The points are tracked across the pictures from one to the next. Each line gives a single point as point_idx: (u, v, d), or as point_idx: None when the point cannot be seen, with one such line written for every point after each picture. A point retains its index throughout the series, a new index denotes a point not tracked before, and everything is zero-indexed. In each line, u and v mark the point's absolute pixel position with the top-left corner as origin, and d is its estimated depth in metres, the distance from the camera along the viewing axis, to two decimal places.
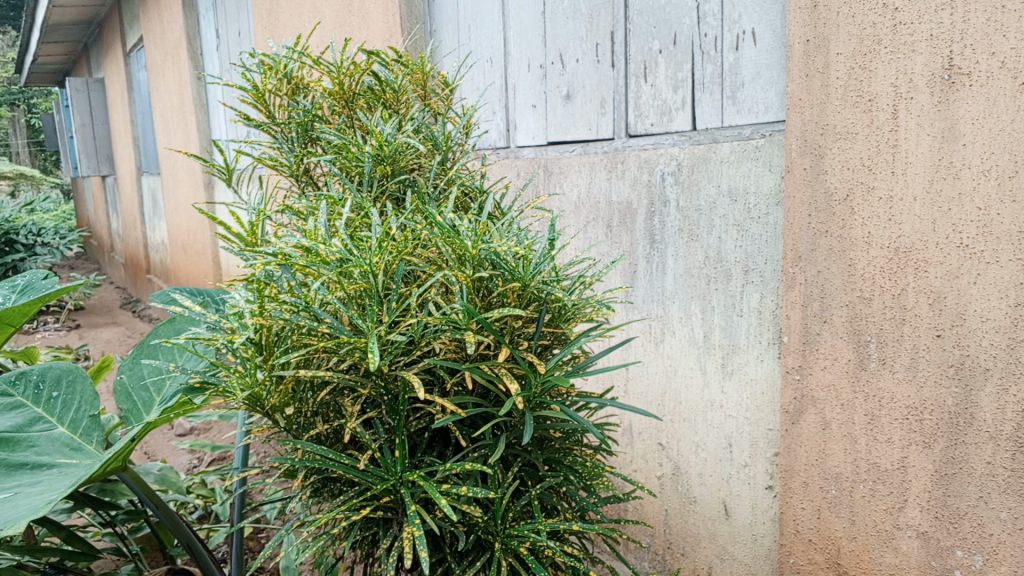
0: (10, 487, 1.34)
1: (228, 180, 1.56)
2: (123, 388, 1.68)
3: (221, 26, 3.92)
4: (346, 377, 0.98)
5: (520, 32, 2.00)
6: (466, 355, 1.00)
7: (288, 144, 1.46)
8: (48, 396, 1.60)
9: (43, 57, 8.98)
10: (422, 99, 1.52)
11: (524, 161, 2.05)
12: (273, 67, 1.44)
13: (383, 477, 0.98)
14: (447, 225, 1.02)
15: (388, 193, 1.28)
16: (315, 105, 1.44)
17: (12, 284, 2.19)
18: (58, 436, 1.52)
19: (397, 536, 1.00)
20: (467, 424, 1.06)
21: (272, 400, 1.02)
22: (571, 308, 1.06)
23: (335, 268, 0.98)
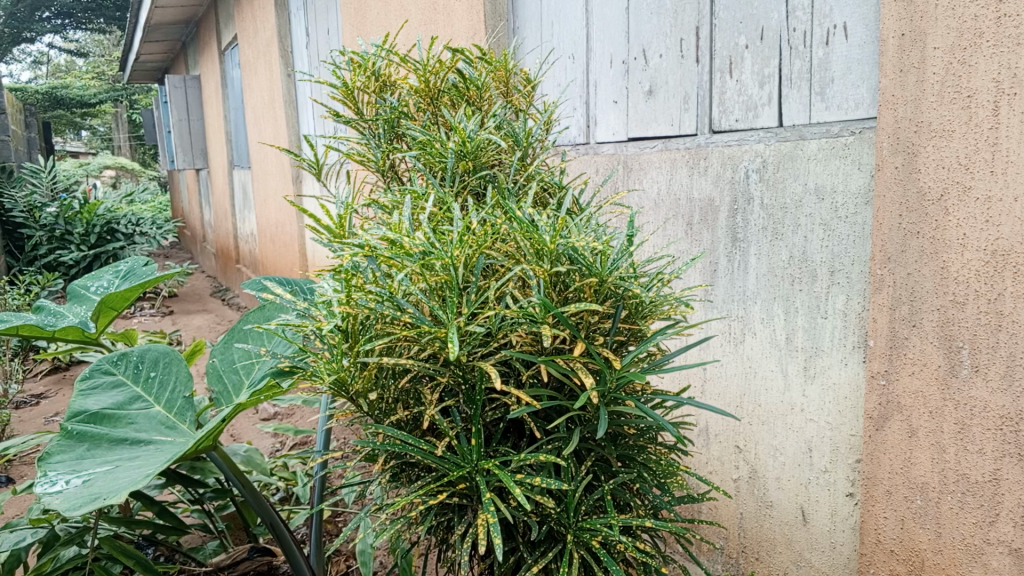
0: (111, 461, 1.44)
1: (317, 173, 1.61)
2: (215, 370, 1.76)
3: (311, 25, 4.03)
4: (426, 365, 1.01)
5: (603, 27, 1.99)
6: (542, 348, 1.01)
7: (375, 139, 1.50)
8: (146, 375, 1.69)
9: (145, 55, 9.44)
10: (504, 95, 1.53)
11: (603, 157, 2.04)
12: (362, 65, 1.49)
13: (459, 464, 1.01)
14: (527, 219, 1.03)
15: (469, 188, 1.30)
16: (401, 102, 1.47)
17: (115, 269, 2.31)
18: (155, 415, 1.61)
19: (472, 522, 1.02)
20: (541, 416, 1.07)
21: (356, 385, 1.06)
22: (648, 305, 1.06)
23: (418, 260, 1.00)
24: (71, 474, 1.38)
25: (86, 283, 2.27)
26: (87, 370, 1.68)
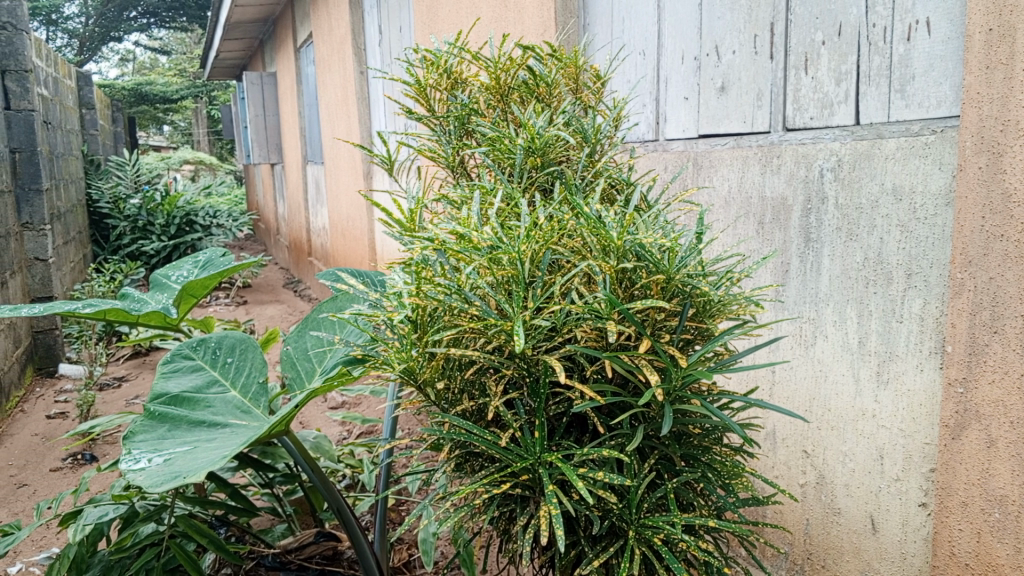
0: (189, 442, 1.50)
1: (389, 169, 1.65)
2: (288, 357, 1.82)
3: (384, 22, 4.10)
4: (491, 357, 1.02)
5: (674, 24, 1.97)
6: (606, 343, 1.01)
7: (446, 136, 1.52)
8: (223, 361, 1.76)
9: (224, 52, 9.74)
10: (574, 92, 1.54)
11: (672, 154, 2.02)
12: (434, 62, 1.51)
13: (522, 455, 1.02)
14: (594, 215, 1.04)
15: (536, 184, 1.31)
16: (472, 99, 1.50)
17: (195, 259, 2.41)
18: (232, 398, 1.67)
19: (534, 514, 1.03)
20: (605, 412, 1.07)
21: (424, 374, 1.08)
22: (716, 304, 1.05)
23: (485, 254, 1.02)
24: (153, 453, 1.44)
25: (168, 272, 2.36)
26: (168, 355, 1.75)
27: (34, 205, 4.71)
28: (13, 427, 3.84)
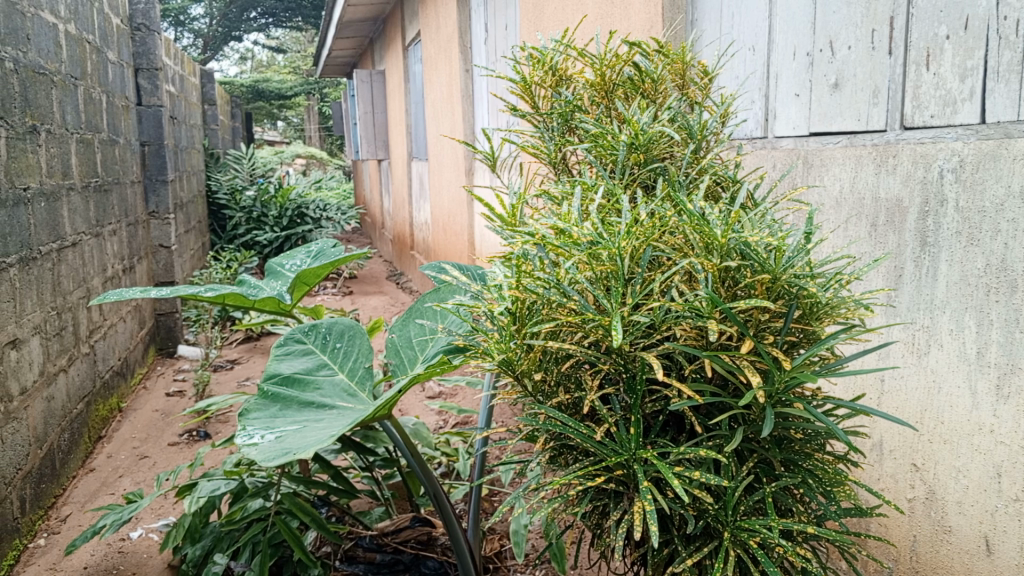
0: (299, 421, 1.57)
1: (492, 164, 1.68)
2: (393, 345, 1.88)
3: (491, 20, 4.14)
4: (588, 352, 1.03)
5: (787, 18, 1.91)
6: (706, 342, 1.00)
7: (549, 132, 1.54)
8: (333, 345, 1.84)
9: (335, 51, 10.09)
10: (680, 88, 1.52)
11: (782, 152, 1.96)
12: (540, 59, 1.54)
13: (617, 451, 1.02)
14: (697, 212, 1.03)
15: (639, 181, 1.31)
16: (576, 95, 1.51)
17: (308, 249, 2.51)
18: (339, 381, 1.74)
19: (627, 510, 1.04)
20: (703, 412, 1.06)
21: (521, 366, 1.10)
22: (824, 306, 1.02)
23: (585, 249, 1.03)
24: (266, 430, 1.52)
25: (282, 261, 2.48)
26: (282, 339, 1.84)
27: (160, 195, 5.02)
28: (137, 402, 4.11)
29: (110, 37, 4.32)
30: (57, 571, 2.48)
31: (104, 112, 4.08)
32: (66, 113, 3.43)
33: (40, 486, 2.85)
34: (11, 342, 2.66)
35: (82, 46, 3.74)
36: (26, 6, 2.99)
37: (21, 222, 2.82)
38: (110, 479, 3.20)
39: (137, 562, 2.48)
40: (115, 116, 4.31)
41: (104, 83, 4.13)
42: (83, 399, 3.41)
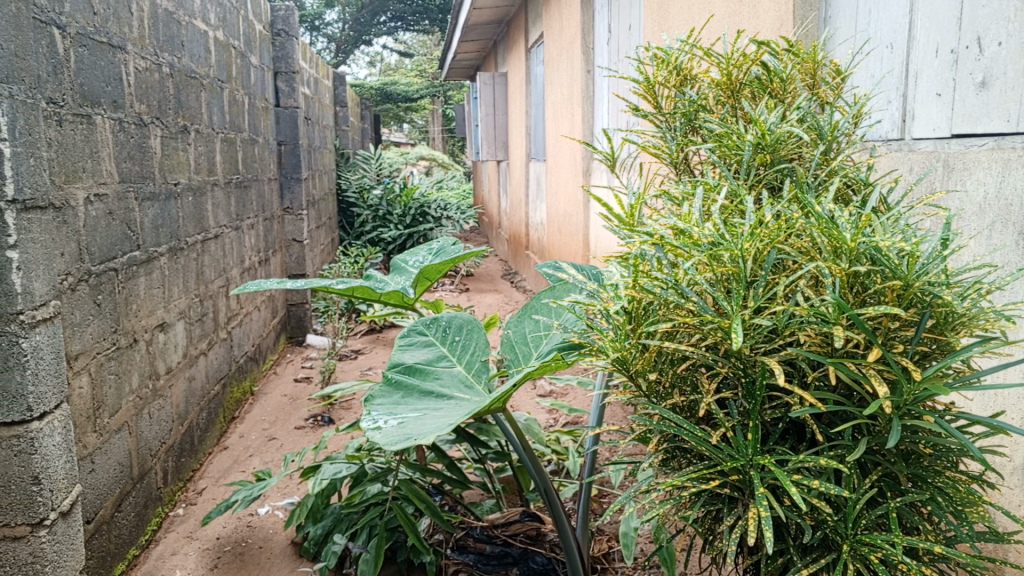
0: (419, 410, 1.63)
1: (611, 164, 1.68)
2: (509, 340, 1.91)
3: (614, 20, 4.13)
4: (706, 355, 1.02)
5: (929, 14, 1.82)
6: (831, 349, 0.97)
7: (672, 132, 1.54)
8: (452, 339, 1.89)
9: (460, 54, 10.33)
10: (810, 88, 1.48)
11: (920, 155, 1.86)
12: (664, 60, 1.54)
13: (733, 455, 1.01)
14: (825, 214, 1.00)
15: (764, 182, 1.28)
16: (701, 95, 1.50)
17: (430, 246, 2.59)
18: (457, 373, 1.79)
19: (742, 516, 1.02)
20: (825, 421, 1.04)
21: (636, 365, 1.10)
22: (960, 316, 0.97)
23: (706, 250, 1.02)
24: (389, 416, 1.59)
25: (406, 258, 2.57)
26: (405, 330, 1.92)
27: (294, 192, 5.30)
28: (268, 386, 4.36)
29: (253, 43, 4.60)
30: (193, 539, 2.67)
31: (246, 113, 4.36)
32: (213, 114, 3.69)
33: (181, 460, 3.07)
34: (160, 325, 2.88)
35: (229, 51, 4.01)
36: (182, 14, 3.23)
37: (172, 215, 3.05)
38: (241, 457, 3.40)
39: (264, 536, 2.63)
40: (256, 117, 4.59)
41: (247, 86, 4.40)
42: (220, 381, 3.66)
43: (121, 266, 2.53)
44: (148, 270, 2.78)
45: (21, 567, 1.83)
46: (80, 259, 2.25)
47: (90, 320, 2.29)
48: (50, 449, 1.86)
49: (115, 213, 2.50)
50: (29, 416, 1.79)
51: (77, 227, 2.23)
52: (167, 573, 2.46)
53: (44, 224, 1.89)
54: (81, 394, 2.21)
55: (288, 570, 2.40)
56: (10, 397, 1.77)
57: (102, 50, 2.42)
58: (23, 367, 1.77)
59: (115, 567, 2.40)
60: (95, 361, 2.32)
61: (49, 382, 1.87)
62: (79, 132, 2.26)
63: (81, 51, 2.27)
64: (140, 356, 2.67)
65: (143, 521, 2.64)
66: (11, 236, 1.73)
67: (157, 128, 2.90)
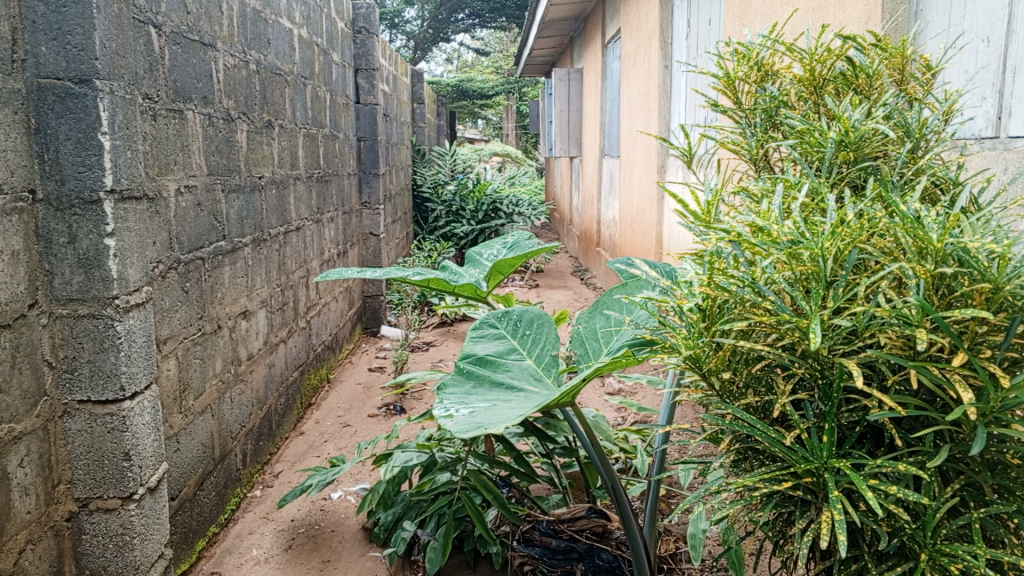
0: (490, 400, 1.65)
1: (688, 160, 1.67)
2: (579, 335, 1.92)
3: (694, 15, 4.08)
4: (782, 354, 1.01)
5: None
6: (913, 352, 0.94)
7: (751, 128, 1.52)
8: (523, 332, 1.91)
9: (536, 50, 10.34)
10: (897, 84, 1.43)
11: (1015, 154, 1.78)
12: (745, 55, 1.52)
13: (807, 458, 1.00)
14: (911, 213, 0.97)
15: (846, 180, 1.25)
16: (782, 91, 1.47)
17: (504, 240, 2.61)
18: (528, 366, 1.80)
19: (815, 519, 1.01)
20: (905, 426, 1.01)
21: (709, 363, 1.10)
22: None
23: (785, 248, 1.01)
24: (461, 404, 1.62)
25: (480, 251, 2.60)
26: (477, 322, 1.94)
27: (372, 187, 5.41)
28: (343, 375, 4.48)
29: (336, 40, 4.72)
30: (270, 520, 2.76)
31: (328, 109, 4.47)
32: (297, 110, 3.80)
33: (260, 443, 3.18)
34: (243, 313, 2.99)
35: (312, 48, 4.12)
36: (269, 13, 3.35)
37: (256, 207, 3.16)
38: (317, 442, 3.50)
39: (336, 520, 2.71)
40: (337, 113, 4.71)
41: (329, 83, 4.52)
42: (298, 368, 3.77)
43: (208, 256, 2.64)
44: (232, 259, 2.89)
45: (112, 538, 1.93)
46: (171, 248, 2.35)
47: (178, 306, 2.39)
48: (140, 427, 1.95)
49: (203, 204, 2.61)
50: (122, 395, 1.88)
51: (168, 218, 2.33)
52: (244, 551, 2.56)
53: (139, 214, 1.99)
54: (169, 376, 2.31)
55: (359, 555, 2.46)
56: (106, 376, 1.87)
57: (194, 47, 2.53)
58: (117, 348, 1.87)
59: (197, 543, 2.51)
60: (183, 346, 2.42)
61: (140, 363, 1.96)
62: (171, 127, 2.36)
63: (175, 49, 2.38)
64: (224, 342, 2.78)
65: (223, 501, 2.75)
66: (110, 224, 1.83)
67: (243, 123, 3.01)
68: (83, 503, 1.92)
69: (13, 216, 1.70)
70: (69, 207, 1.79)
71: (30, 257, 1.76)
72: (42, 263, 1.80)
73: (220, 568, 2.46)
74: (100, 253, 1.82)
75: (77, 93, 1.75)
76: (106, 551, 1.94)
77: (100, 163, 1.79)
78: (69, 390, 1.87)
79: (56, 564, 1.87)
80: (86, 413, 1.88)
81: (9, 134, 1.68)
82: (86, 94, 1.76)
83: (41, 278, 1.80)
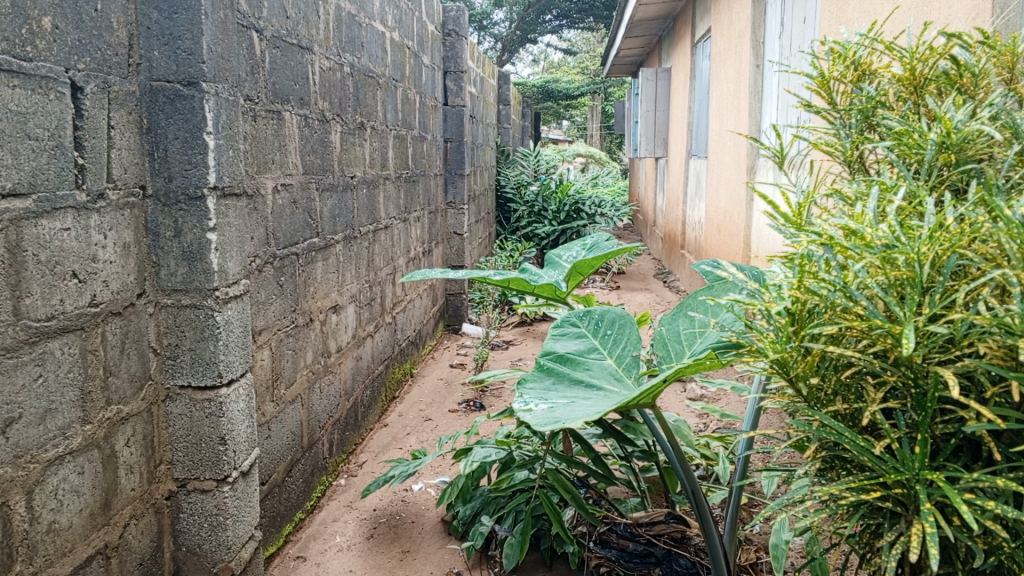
0: (569, 397, 1.66)
1: (780, 161, 1.64)
2: (662, 337, 1.90)
3: (788, 13, 3.97)
4: (874, 362, 0.99)
5: None
6: (1016, 364, 0.90)
7: (846, 129, 1.48)
8: (603, 332, 1.90)
9: (624, 50, 10.26)
10: (1007, 84, 1.37)
11: None
12: (842, 54, 1.49)
13: (898, 468, 0.98)
14: (1016, 218, 0.93)
15: (947, 183, 1.21)
16: (880, 91, 1.43)
17: (584, 242, 2.60)
18: (608, 366, 1.80)
19: (904, 532, 0.99)
20: (1005, 441, 0.98)
21: (797, 369, 1.08)
22: None
23: (878, 253, 0.98)
24: (540, 399, 1.64)
25: (560, 253, 2.61)
26: (559, 321, 1.95)
27: (458, 187, 5.49)
28: (425, 370, 4.56)
29: (426, 43, 4.81)
30: (353, 509, 2.85)
31: (417, 110, 4.56)
32: (388, 111, 3.90)
33: (346, 433, 3.28)
34: (333, 307, 3.09)
35: (403, 51, 4.21)
36: (363, 16, 3.44)
37: (347, 206, 3.26)
38: (399, 435, 3.58)
39: (416, 512, 2.77)
40: (426, 114, 4.80)
41: (418, 84, 4.61)
42: (384, 362, 3.87)
43: (302, 251, 2.74)
44: (325, 255, 2.99)
45: (207, 518, 2.03)
46: (268, 243, 2.46)
47: (273, 299, 2.50)
48: (235, 413, 2.05)
49: (298, 202, 2.71)
50: (219, 381, 1.98)
51: (266, 214, 2.43)
52: (328, 538, 2.65)
53: (239, 210, 2.08)
54: (262, 366, 2.42)
55: (437, 547, 2.51)
56: (205, 364, 1.96)
57: (293, 51, 2.63)
58: (217, 338, 1.96)
59: (285, 527, 2.61)
60: (276, 337, 2.53)
61: (236, 352, 2.06)
62: (270, 127, 2.46)
63: (275, 52, 2.48)
64: (315, 335, 2.88)
65: (310, 488, 2.85)
66: (212, 220, 1.92)
67: (337, 124, 3.11)
68: (181, 483, 2.02)
69: (125, 210, 1.81)
70: (176, 202, 1.90)
71: (140, 249, 1.88)
72: (150, 255, 1.91)
73: (306, 553, 2.55)
74: (202, 247, 1.92)
75: (185, 95, 1.85)
76: (201, 530, 2.04)
77: (204, 161, 1.88)
78: (171, 375, 1.98)
79: (156, 539, 1.98)
80: (187, 398, 1.98)
81: (124, 133, 1.79)
82: (193, 96, 1.85)
83: (149, 269, 1.91)
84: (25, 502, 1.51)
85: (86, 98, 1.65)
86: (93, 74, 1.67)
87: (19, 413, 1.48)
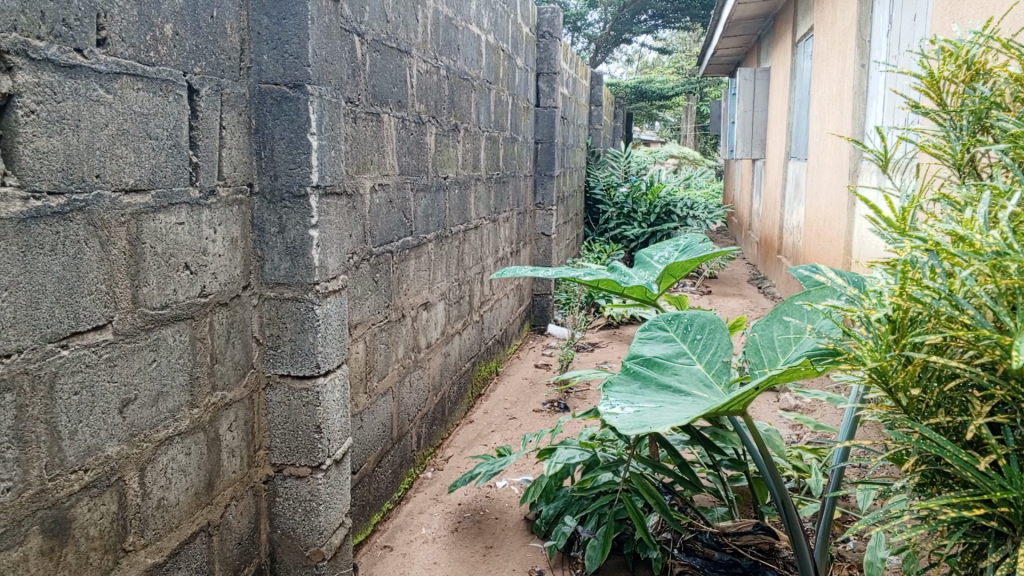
0: (656, 402, 1.65)
1: (883, 164, 1.58)
2: (754, 344, 1.86)
3: (897, 11, 3.81)
4: (979, 373, 0.95)
5: None
6: None
7: (957, 131, 1.42)
8: (692, 337, 1.88)
9: (721, 50, 10.05)
10: None
11: None
12: (954, 53, 1.42)
13: (1004, 486, 0.94)
14: None
15: None
16: (995, 92, 1.36)
17: (677, 241, 2.56)
18: (696, 371, 1.78)
19: (1010, 553, 0.95)
20: None
21: (896, 378, 1.05)
22: None
23: (988, 260, 0.94)
24: (627, 403, 1.64)
25: (653, 252, 2.57)
26: (646, 324, 1.94)
27: (547, 188, 5.50)
28: (511, 369, 4.60)
29: (520, 45, 4.84)
30: (439, 502, 2.90)
31: (509, 112, 4.60)
32: (481, 113, 3.95)
33: (433, 428, 3.35)
34: (424, 305, 3.16)
35: (497, 53, 4.25)
36: (459, 20, 3.50)
37: (440, 206, 3.32)
38: (484, 432, 3.63)
39: (500, 508, 2.80)
40: (518, 115, 4.84)
41: (511, 86, 4.65)
42: (471, 360, 3.93)
43: (396, 249, 2.81)
44: (417, 254, 3.06)
45: (301, 503, 2.11)
46: (365, 241, 2.53)
47: (368, 295, 2.57)
48: (331, 403, 2.12)
49: (394, 201, 2.78)
50: (317, 372, 2.05)
51: (363, 213, 2.51)
52: (414, 529, 2.71)
53: (339, 209, 2.16)
54: (357, 358, 2.50)
55: (520, 544, 2.53)
56: (304, 354, 2.04)
57: (392, 54, 2.70)
58: (316, 329, 2.03)
59: (373, 516, 2.69)
60: (370, 331, 2.60)
61: (334, 344, 2.13)
62: (369, 129, 2.54)
63: (376, 55, 2.56)
64: (406, 331, 2.95)
65: (398, 479, 2.92)
66: (315, 217, 1.99)
67: (432, 125, 3.18)
68: (278, 468, 2.11)
69: (233, 206, 1.91)
70: (281, 200, 1.98)
71: (246, 244, 1.98)
72: (255, 250, 2.01)
73: (393, 543, 2.62)
74: (304, 243, 1.99)
75: (292, 97, 1.93)
76: (295, 514, 2.12)
77: (308, 161, 1.96)
78: (272, 364, 2.07)
79: (253, 520, 2.08)
80: (286, 386, 2.07)
81: (234, 133, 1.89)
82: (299, 98, 1.93)
83: (254, 263, 2.01)
84: (138, 478, 1.61)
85: (202, 100, 1.74)
86: (209, 77, 1.76)
87: (135, 395, 1.59)
